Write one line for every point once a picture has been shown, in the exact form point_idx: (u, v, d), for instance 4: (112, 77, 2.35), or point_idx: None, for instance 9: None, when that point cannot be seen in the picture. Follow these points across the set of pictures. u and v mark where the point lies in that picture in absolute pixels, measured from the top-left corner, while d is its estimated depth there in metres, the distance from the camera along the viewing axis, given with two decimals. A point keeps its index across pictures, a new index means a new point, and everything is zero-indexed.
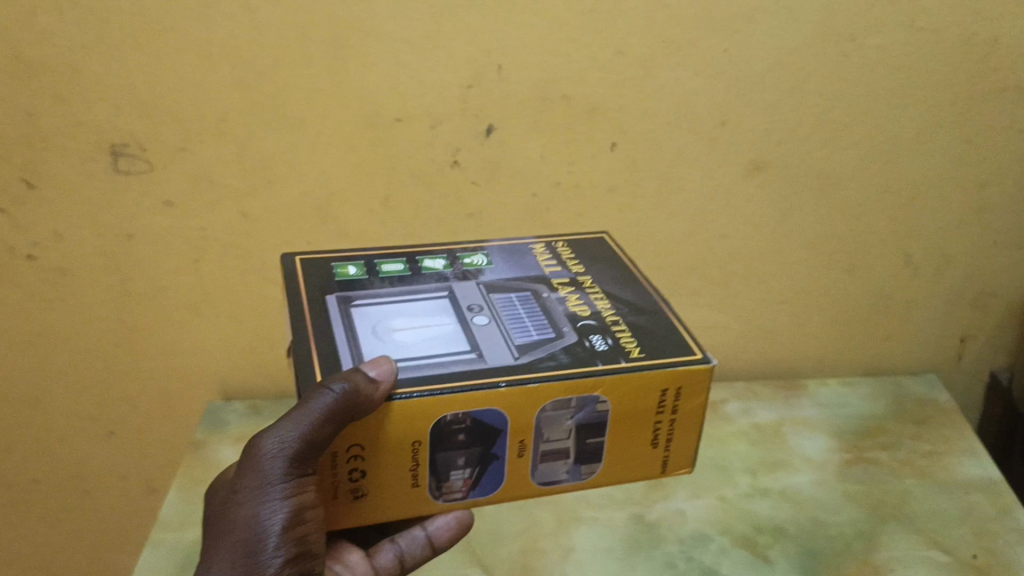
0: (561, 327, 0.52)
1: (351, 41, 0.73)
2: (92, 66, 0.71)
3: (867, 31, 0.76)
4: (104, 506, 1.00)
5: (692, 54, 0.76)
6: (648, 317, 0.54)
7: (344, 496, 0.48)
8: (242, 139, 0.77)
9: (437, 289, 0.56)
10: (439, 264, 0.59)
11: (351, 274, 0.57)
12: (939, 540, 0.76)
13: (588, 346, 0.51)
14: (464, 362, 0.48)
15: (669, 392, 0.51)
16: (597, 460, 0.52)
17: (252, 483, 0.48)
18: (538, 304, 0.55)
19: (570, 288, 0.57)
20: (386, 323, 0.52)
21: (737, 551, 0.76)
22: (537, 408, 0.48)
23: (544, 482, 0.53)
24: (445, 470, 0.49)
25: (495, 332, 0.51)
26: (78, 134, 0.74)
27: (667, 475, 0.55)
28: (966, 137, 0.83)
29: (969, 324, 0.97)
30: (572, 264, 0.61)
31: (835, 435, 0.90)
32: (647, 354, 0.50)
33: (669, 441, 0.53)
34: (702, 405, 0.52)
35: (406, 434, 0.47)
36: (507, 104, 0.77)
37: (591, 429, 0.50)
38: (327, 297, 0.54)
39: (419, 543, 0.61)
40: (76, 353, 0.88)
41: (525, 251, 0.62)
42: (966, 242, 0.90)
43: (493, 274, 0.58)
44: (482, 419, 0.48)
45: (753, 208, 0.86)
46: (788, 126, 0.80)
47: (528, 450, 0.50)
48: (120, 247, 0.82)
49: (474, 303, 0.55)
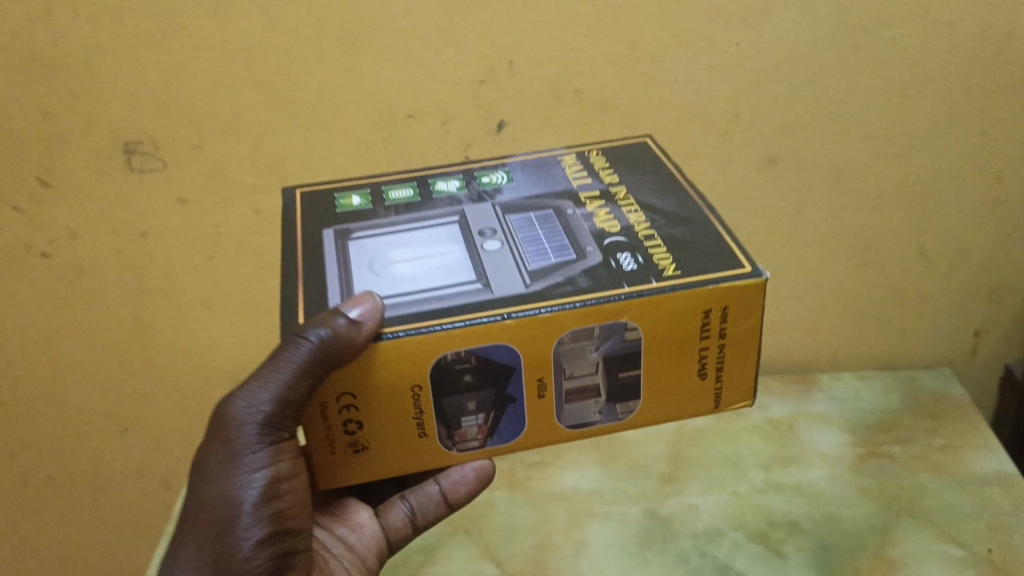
0: (584, 247, 0.47)
1: (362, 38, 0.73)
2: (106, 66, 0.72)
3: (881, 24, 0.75)
4: (122, 499, 1.02)
5: (704, 49, 0.75)
6: (689, 228, 0.48)
7: (344, 452, 0.45)
8: (256, 136, 0.77)
9: (447, 214, 0.51)
10: (453, 187, 0.54)
11: (355, 205, 0.52)
12: (954, 535, 0.76)
13: (613, 266, 0.45)
14: (468, 295, 0.43)
15: (714, 311, 0.45)
16: (632, 397, 0.47)
17: (217, 448, 0.47)
18: (560, 223, 0.49)
19: (600, 203, 0.51)
20: (384, 257, 0.48)
21: (751, 546, 0.76)
22: (553, 339, 0.43)
23: (576, 424, 0.48)
24: (457, 414, 0.46)
25: (507, 258, 0.46)
26: (93, 133, 0.75)
27: (722, 411, 0.49)
28: (981, 130, 0.82)
29: (983, 317, 0.96)
30: (605, 174, 0.55)
31: (848, 429, 0.90)
32: (684, 271, 0.44)
33: (718, 370, 0.47)
34: (753, 324, 0.46)
35: (403, 376, 0.43)
36: (519, 101, 0.77)
37: (621, 361, 0.45)
38: (323, 232, 0.50)
39: (432, 500, 0.60)
40: (93, 350, 0.89)
41: (552, 164, 0.56)
42: (981, 235, 0.89)
43: (513, 192, 0.53)
44: (489, 356, 0.43)
45: (765, 201, 0.85)
46: (801, 120, 0.80)
47: (549, 390, 0.46)
48: (135, 245, 0.82)
49: (487, 227, 0.49)
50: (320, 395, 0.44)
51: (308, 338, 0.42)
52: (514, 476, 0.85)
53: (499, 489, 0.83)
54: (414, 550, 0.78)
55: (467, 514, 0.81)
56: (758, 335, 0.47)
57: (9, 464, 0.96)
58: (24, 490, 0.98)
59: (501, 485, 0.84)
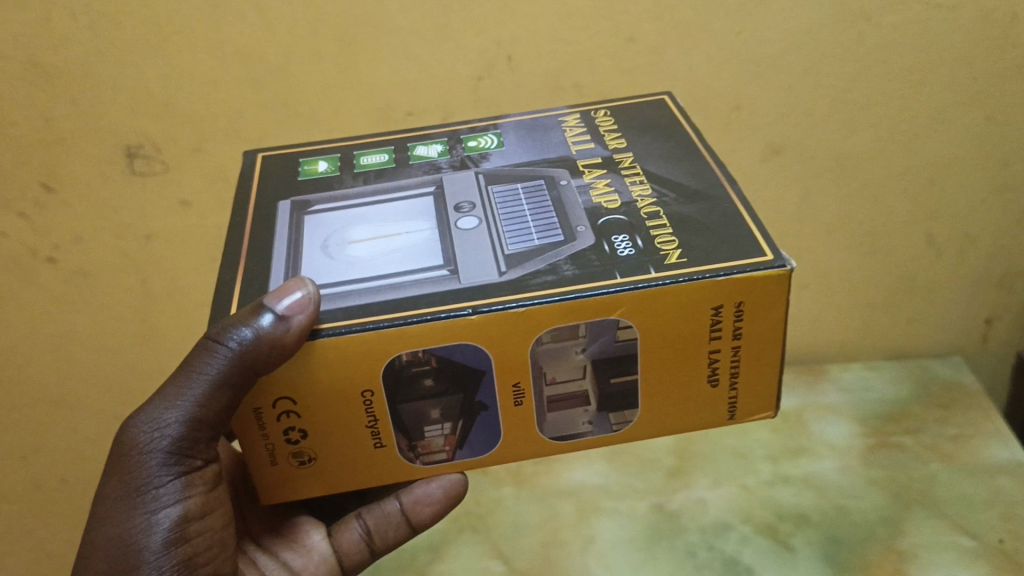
0: (575, 226, 0.45)
1: (359, 36, 0.72)
2: (105, 69, 0.72)
3: (884, 10, 0.73)
4: None
5: (704, 39, 0.74)
6: (701, 205, 0.46)
7: (287, 463, 0.44)
8: (255, 136, 0.77)
9: (423, 184, 0.50)
10: (434, 152, 0.53)
11: (320, 171, 0.52)
12: (964, 525, 0.75)
13: (607, 251, 0.43)
14: (433, 282, 0.42)
15: (726, 307, 0.43)
16: (623, 409, 0.46)
17: (117, 484, 0.46)
18: (550, 197, 0.48)
19: (601, 171, 0.50)
20: (343, 235, 0.47)
21: (759, 539, 0.76)
22: (531, 338, 0.42)
23: (565, 434, 0.47)
24: (420, 424, 0.45)
25: (484, 238, 0.45)
26: (96, 137, 0.75)
27: (735, 422, 0.48)
28: (989, 114, 0.81)
29: (994, 304, 0.95)
30: (611, 138, 0.53)
31: (857, 419, 0.89)
32: (691, 260, 0.42)
33: (732, 377, 0.46)
34: (774, 321, 0.44)
35: (353, 380, 0.42)
36: (519, 96, 0.77)
37: (608, 365, 0.44)
38: (281, 204, 0.50)
39: (391, 521, 0.61)
40: (99, 352, 0.90)
41: (551, 125, 0.55)
42: (990, 221, 0.88)
43: (500, 159, 0.52)
44: (452, 357, 0.42)
45: (771, 191, 0.85)
46: (804, 109, 0.79)
47: (527, 397, 0.44)
48: (139, 248, 0.82)
49: (465, 201, 0.48)
50: (255, 401, 0.42)
51: (226, 343, 0.41)
52: (520, 472, 0.85)
53: (506, 486, 0.83)
54: (421, 548, 0.78)
55: (474, 512, 0.81)
56: (780, 333, 0.44)
57: (22, 467, 0.97)
58: (39, 492, 0.99)
59: (508, 482, 0.84)
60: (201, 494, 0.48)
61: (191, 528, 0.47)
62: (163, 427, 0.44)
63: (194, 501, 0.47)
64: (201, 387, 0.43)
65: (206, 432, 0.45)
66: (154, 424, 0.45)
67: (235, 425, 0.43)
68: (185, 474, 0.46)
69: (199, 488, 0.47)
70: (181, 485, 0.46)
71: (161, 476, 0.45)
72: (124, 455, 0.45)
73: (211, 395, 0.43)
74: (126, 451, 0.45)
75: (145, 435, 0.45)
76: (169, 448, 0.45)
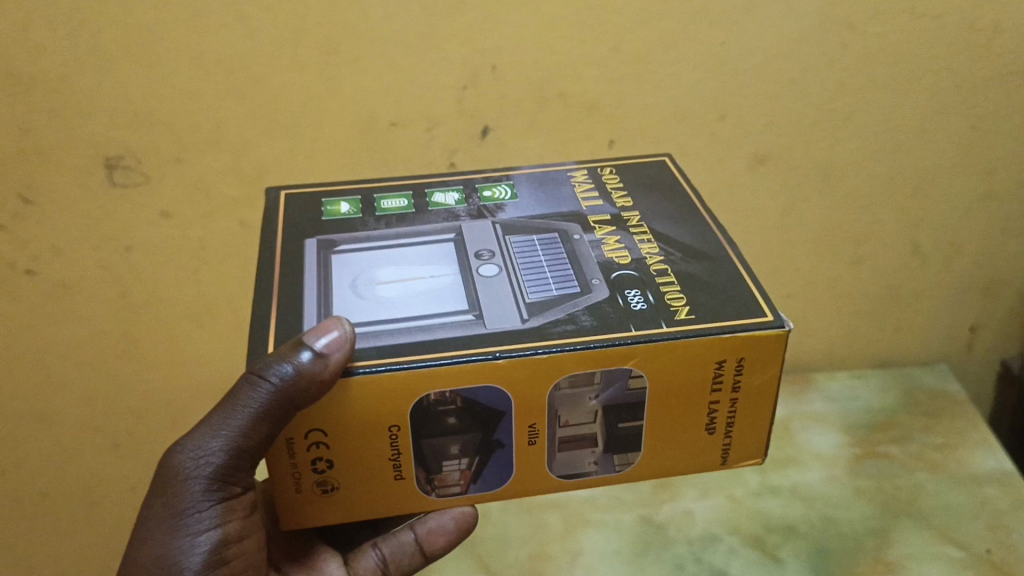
0: (590, 279, 0.47)
1: (343, 46, 0.71)
2: (84, 80, 0.71)
3: (868, 20, 0.74)
4: (115, 514, 1.01)
5: (690, 48, 0.74)
6: (705, 265, 0.48)
7: (310, 490, 0.45)
8: (236, 147, 0.76)
9: (443, 230, 0.52)
10: (451, 199, 0.55)
11: (343, 212, 0.53)
12: (953, 536, 0.75)
13: (620, 304, 0.45)
14: (460, 326, 0.44)
15: (729, 362, 0.45)
16: (630, 450, 0.48)
17: (161, 506, 0.47)
18: (566, 250, 0.50)
19: (611, 228, 0.52)
20: (370, 275, 0.48)
21: (747, 551, 0.75)
22: (550, 382, 0.43)
23: (570, 473, 0.48)
24: (439, 458, 0.46)
25: (505, 286, 0.47)
26: (74, 148, 0.74)
27: (728, 467, 0.49)
28: (972, 122, 0.81)
29: (979, 313, 0.96)
30: (618, 196, 0.55)
31: (845, 430, 0.89)
32: (698, 316, 0.44)
33: (728, 426, 0.48)
34: (770, 378, 0.46)
35: (380, 417, 0.43)
36: (503, 105, 0.76)
37: (619, 409, 0.46)
38: (307, 242, 0.50)
39: (407, 550, 0.63)
40: (79, 366, 0.88)
41: (561, 179, 0.57)
42: (975, 229, 0.89)
43: (515, 210, 0.53)
44: (476, 399, 0.43)
45: (757, 200, 0.84)
46: (790, 119, 0.79)
47: (540, 437, 0.46)
48: (120, 260, 0.81)
49: (484, 249, 0.50)
50: (289, 432, 0.43)
51: (269, 378, 0.42)
52: None
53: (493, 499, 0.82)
54: None
55: None
56: (774, 389, 0.47)
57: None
58: (15, 506, 0.97)
59: None
60: (239, 519, 0.50)
61: (227, 551, 0.49)
62: (207, 455, 0.46)
63: (233, 526, 0.49)
64: (243, 418, 0.44)
65: (247, 461, 0.46)
66: (199, 452, 0.46)
67: (267, 456, 0.44)
68: (225, 500, 0.48)
69: (237, 514, 0.49)
70: (220, 510, 0.48)
71: (202, 501, 0.47)
72: (168, 479, 0.47)
73: (251, 426, 0.44)
74: (171, 475, 0.47)
75: (190, 462, 0.46)
76: (212, 475, 0.47)
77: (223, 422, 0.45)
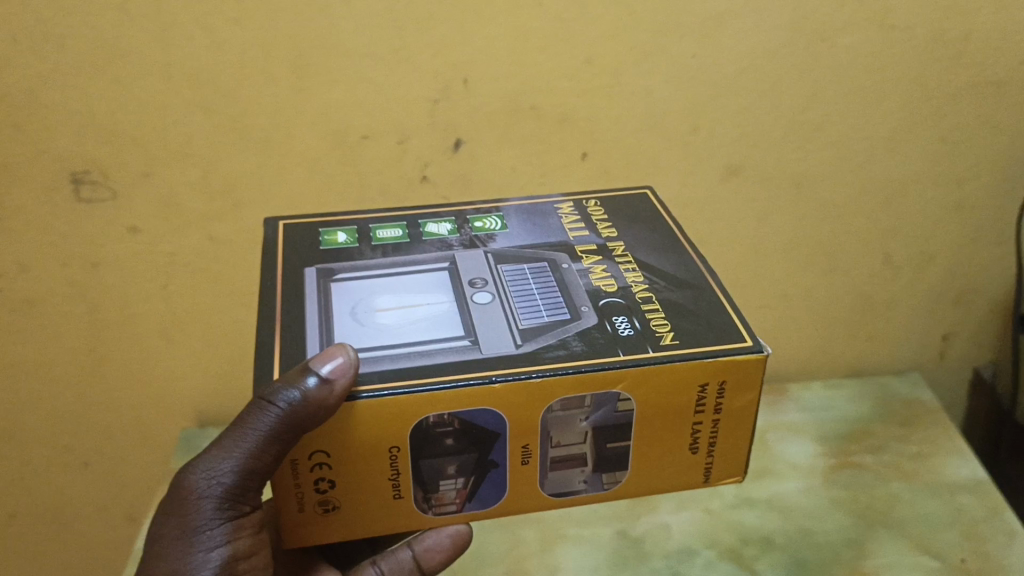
0: (579, 306, 0.47)
1: (312, 60, 0.71)
2: (48, 93, 0.69)
3: (839, 31, 0.74)
4: (85, 534, 0.99)
5: (662, 60, 0.74)
6: (688, 293, 0.48)
7: (312, 510, 0.44)
8: (205, 161, 0.75)
9: (437, 260, 0.51)
10: (444, 230, 0.54)
11: (341, 242, 0.53)
12: (929, 545, 0.76)
13: (609, 330, 0.45)
14: (455, 353, 0.43)
15: (711, 385, 0.44)
16: (620, 468, 0.47)
17: (172, 524, 0.47)
18: (555, 278, 0.49)
19: (597, 258, 0.51)
20: (369, 303, 0.47)
21: (724, 564, 0.75)
22: (543, 407, 0.43)
23: (561, 491, 0.48)
24: (436, 477, 0.45)
25: (498, 314, 0.46)
26: (39, 163, 0.72)
27: (711, 485, 0.49)
28: (942, 133, 0.81)
29: (951, 322, 0.97)
30: (603, 227, 0.55)
31: (820, 440, 0.89)
32: (683, 342, 0.44)
33: (711, 445, 0.47)
34: (752, 399, 0.46)
35: (380, 439, 0.42)
36: (475, 117, 0.76)
37: (610, 431, 0.45)
38: (306, 270, 0.50)
39: (406, 566, 0.62)
40: (45, 385, 0.86)
41: (548, 212, 0.56)
42: (946, 238, 0.89)
43: (506, 241, 0.53)
44: (473, 421, 0.43)
45: (730, 210, 0.84)
46: (762, 131, 0.79)
47: (534, 457, 0.45)
48: (88, 276, 0.80)
49: (477, 277, 0.49)
50: (293, 453, 0.43)
51: (276, 403, 0.41)
52: None
53: None
54: None
55: None
56: (755, 410, 0.46)
57: None
58: None
59: None
60: (249, 536, 0.49)
61: (239, 566, 0.49)
62: (218, 475, 0.46)
63: (243, 542, 0.49)
64: (252, 441, 0.43)
65: (257, 481, 0.46)
66: (211, 472, 0.46)
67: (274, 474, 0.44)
68: (235, 517, 0.48)
69: (247, 530, 0.49)
70: (230, 527, 0.48)
71: (213, 519, 0.47)
72: (180, 499, 0.47)
73: (262, 448, 0.43)
74: (182, 495, 0.47)
75: (203, 482, 0.46)
76: (223, 494, 0.46)
77: (232, 444, 0.44)
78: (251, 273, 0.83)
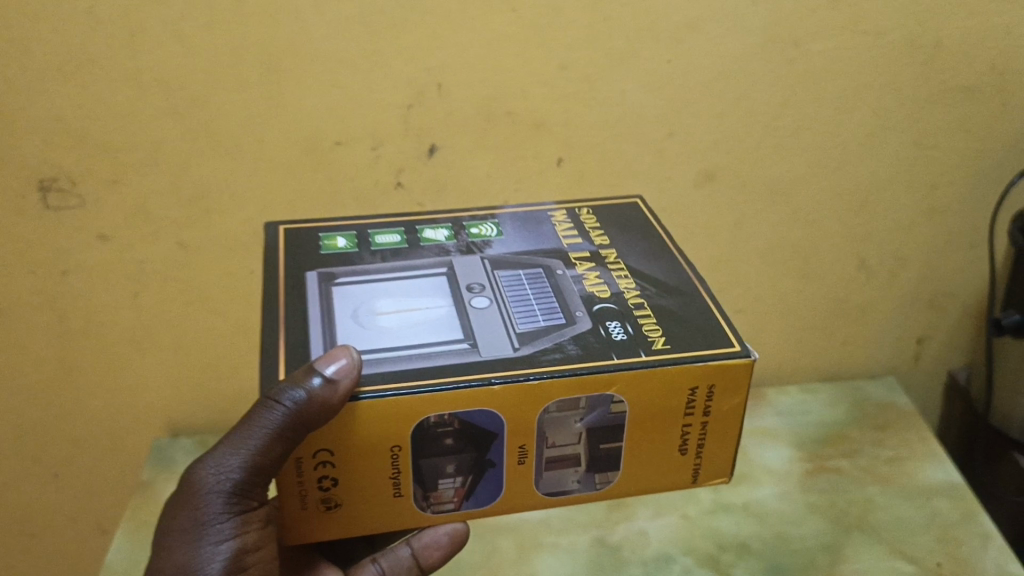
0: (573, 311, 0.46)
1: (284, 65, 0.70)
2: (13, 98, 0.68)
3: (812, 37, 0.74)
4: (53, 546, 0.98)
5: (636, 65, 0.74)
6: (679, 300, 0.47)
7: (315, 507, 0.43)
8: (175, 168, 0.74)
9: (435, 264, 0.50)
10: (442, 235, 0.54)
11: (341, 247, 0.52)
12: (905, 549, 0.76)
13: (602, 334, 0.44)
14: (457, 356, 0.42)
15: (699, 388, 0.44)
16: (613, 468, 0.47)
17: (182, 516, 0.47)
18: (549, 284, 0.49)
19: (590, 265, 0.51)
20: (370, 306, 0.47)
21: (701, 570, 0.75)
22: (540, 407, 0.43)
23: (555, 491, 0.47)
24: (435, 476, 0.45)
25: (496, 318, 0.45)
26: (4, 170, 0.71)
27: (699, 485, 0.48)
28: (916, 137, 0.82)
29: (926, 325, 0.97)
30: (595, 235, 0.54)
31: (797, 444, 0.89)
32: (673, 346, 0.44)
33: (700, 446, 0.47)
34: (740, 402, 0.46)
35: (382, 438, 0.42)
36: (450, 123, 0.75)
37: (605, 432, 0.45)
38: (308, 273, 0.49)
39: (404, 564, 0.62)
40: (13, 395, 0.85)
41: (542, 219, 0.56)
42: (921, 242, 0.90)
43: (501, 247, 0.52)
44: (471, 421, 0.42)
45: (705, 215, 0.84)
46: (736, 136, 0.79)
47: (529, 458, 0.45)
48: (57, 285, 0.79)
49: (475, 282, 0.49)
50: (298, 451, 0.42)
51: (282, 402, 0.41)
52: None
53: None
54: None
55: None
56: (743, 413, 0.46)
57: None
58: None
59: None
60: (258, 529, 0.49)
61: (247, 559, 0.48)
62: (227, 470, 0.46)
63: (252, 536, 0.48)
64: (259, 438, 0.43)
65: (265, 478, 0.45)
66: (220, 467, 0.46)
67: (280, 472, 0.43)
68: (243, 512, 0.48)
69: (256, 524, 0.48)
70: (239, 521, 0.48)
71: (222, 513, 0.47)
72: (190, 492, 0.47)
73: (268, 445, 0.43)
74: (192, 488, 0.47)
75: (212, 476, 0.46)
76: (232, 488, 0.46)
77: (239, 441, 0.44)
78: (223, 282, 0.82)
